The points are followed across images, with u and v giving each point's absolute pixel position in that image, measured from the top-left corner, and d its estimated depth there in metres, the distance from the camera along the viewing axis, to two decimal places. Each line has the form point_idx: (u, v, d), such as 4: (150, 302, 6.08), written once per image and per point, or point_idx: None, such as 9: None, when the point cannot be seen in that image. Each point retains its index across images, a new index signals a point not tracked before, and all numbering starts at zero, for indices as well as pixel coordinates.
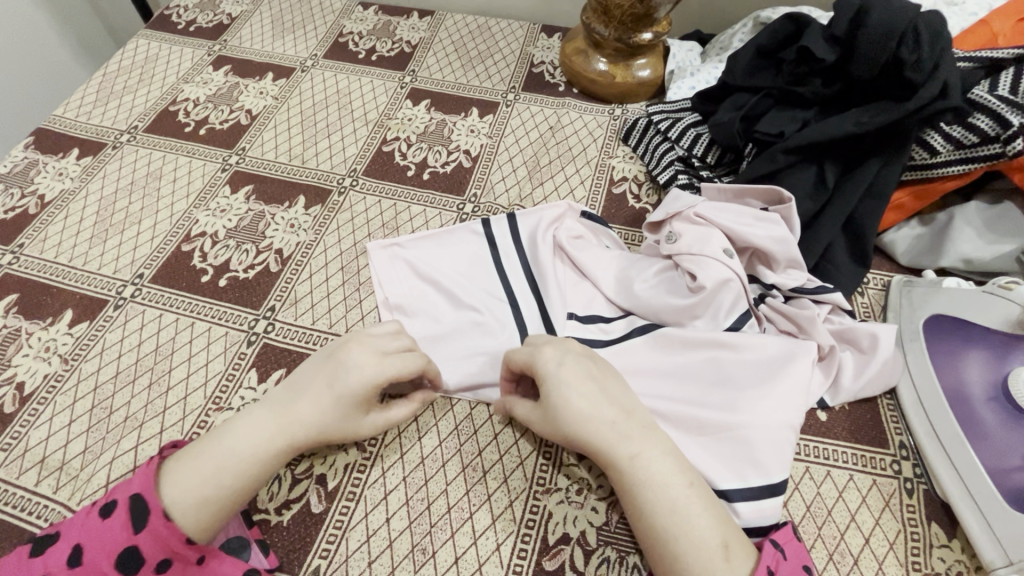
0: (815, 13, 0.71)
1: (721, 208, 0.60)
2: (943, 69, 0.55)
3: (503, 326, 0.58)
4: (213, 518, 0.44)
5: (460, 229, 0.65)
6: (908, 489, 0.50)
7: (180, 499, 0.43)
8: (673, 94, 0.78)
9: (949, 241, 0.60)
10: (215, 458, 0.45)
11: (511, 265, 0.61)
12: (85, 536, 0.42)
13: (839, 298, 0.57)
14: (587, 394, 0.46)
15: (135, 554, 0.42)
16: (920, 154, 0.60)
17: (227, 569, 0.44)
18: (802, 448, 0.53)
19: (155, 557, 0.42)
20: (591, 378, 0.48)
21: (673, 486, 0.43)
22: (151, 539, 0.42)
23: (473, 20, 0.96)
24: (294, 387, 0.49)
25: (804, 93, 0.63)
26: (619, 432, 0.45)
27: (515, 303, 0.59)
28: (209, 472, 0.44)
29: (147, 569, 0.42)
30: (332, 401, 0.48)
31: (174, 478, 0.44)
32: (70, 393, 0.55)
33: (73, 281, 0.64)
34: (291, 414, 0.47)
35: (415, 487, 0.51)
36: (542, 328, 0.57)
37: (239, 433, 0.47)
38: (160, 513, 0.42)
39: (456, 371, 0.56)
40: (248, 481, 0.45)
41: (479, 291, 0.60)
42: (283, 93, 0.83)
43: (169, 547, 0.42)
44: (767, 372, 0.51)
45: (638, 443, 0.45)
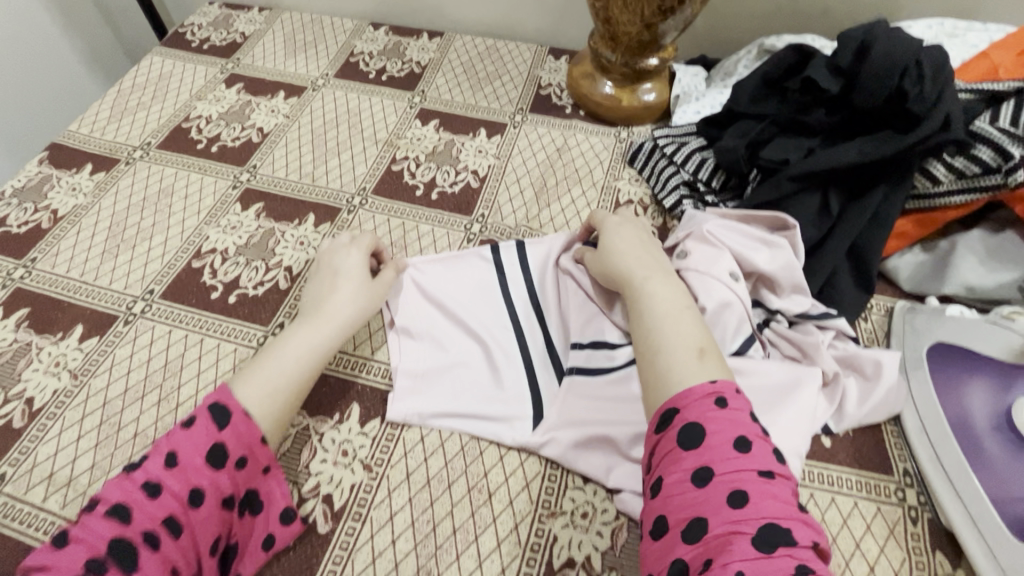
0: (819, 43, 0.73)
1: (731, 229, 0.60)
2: (945, 102, 0.56)
3: (509, 356, 0.59)
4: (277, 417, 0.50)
5: (469, 254, 0.66)
6: (912, 517, 0.51)
7: (250, 390, 0.50)
8: (678, 118, 0.79)
9: (951, 270, 0.61)
10: (280, 354, 0.53)
11: (518, 292, 0.63)
12: (171, 441, 0.46)
13: (843, 324, 0.57)
14: (630, 241, 0.59)
15: (220, 451, 0.46)
16: (923, 184, 0.61)
17: (278, 496, 0.49)
18: (806, 474, 0.53)
19: (235, 452, 0.47)
20: (635, 240, 0.59)
21: (674, 305, 0.52)
22: (234, 436, 0.47)
23: (482, 42, 0.97)
24: (315, 292, 0.59)
25: (809, 122, 0.63)
26: (643, 267, 0.55)
27: (521, 333, 0.60)
28: (274, 367, 0.52)
29: (230, 465, 0.46)
30: (348, 284, 0.59)
31: (245, 372, 0.52)
32: (79, 409, 0.56)
33: (84, 296, 0.64)
34: (324, 312, 0.56)
35: (420, 508, 0.51)
36: (548, 356, 0.59)
37: (283, 342, 0.54)
38: (241, 414, 0.48)
39: (462, 402, 0.56)
40: (309, 374, 0.53)
41: (487, 318, 0.61)
42: (294, 112, 0.85)
43: (249, 444, 0.47)
44: (777, 399, 0.51)
45: (654, 282, 0.54)
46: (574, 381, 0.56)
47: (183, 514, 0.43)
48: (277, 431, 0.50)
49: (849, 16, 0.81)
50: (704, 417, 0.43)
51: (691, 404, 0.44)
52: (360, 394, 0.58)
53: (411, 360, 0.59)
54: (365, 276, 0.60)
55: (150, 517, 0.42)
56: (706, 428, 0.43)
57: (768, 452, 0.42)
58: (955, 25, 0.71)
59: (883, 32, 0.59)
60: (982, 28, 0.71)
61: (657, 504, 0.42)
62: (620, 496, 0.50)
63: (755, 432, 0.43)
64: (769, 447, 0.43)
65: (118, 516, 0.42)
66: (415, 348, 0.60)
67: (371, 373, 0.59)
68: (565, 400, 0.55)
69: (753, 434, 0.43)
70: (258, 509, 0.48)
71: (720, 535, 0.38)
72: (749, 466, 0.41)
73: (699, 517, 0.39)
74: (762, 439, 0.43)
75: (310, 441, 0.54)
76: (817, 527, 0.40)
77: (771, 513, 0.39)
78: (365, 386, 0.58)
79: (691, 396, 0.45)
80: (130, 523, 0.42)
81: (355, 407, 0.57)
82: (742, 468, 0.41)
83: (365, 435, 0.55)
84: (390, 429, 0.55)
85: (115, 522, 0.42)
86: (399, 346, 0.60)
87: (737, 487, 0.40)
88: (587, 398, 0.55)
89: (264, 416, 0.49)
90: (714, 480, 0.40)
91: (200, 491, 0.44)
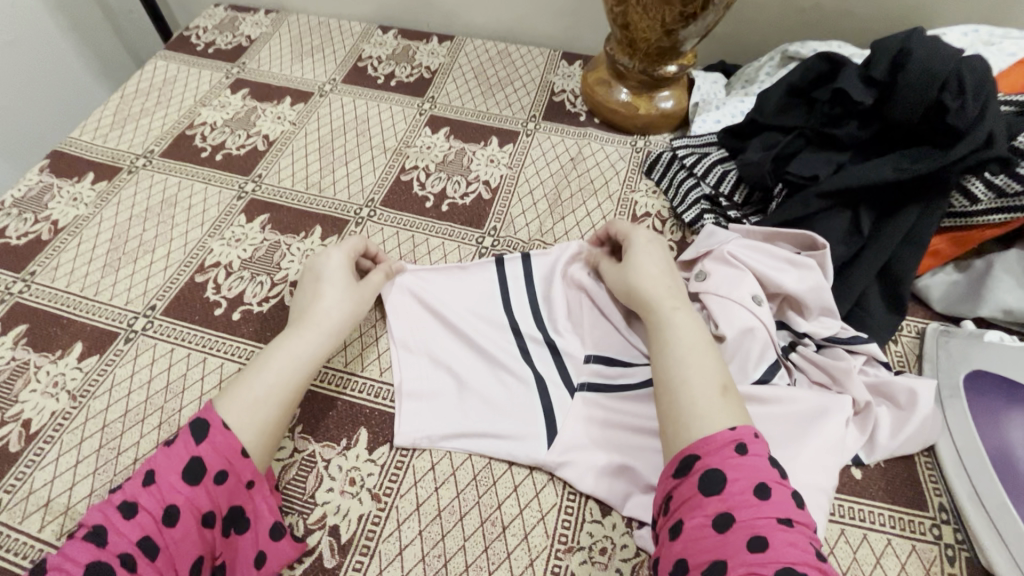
0: (846, 51, 0.70)
1: (754, 248, 0.57)
2: (988, 118, 0.53)
3: (513, 369, 0.56)
4: (263, 430, 0.48)
5: (470, 263, 0.64)
6: (949, 556, 0.48)
7: (233, 404, 0.48)
8: (697, 128, 0.76)
9: (988, 291, 0.58)
10: (266, 363, 0.51)
11: (520, 302, 0.61)
12: (151, 461, 0.44)
13: (875, 349, 0.54)
14: (659, 263, 0.56)
15: (198, 466, 0.44)
16: (960, 203, 0.58)
17: (266, 512, 0.47)
18: (836, 509, 0.50)
19: (214, 467, 0.45)
20: (661, 261, 0.57)
21: (696, 336, 0.49)
22: (211, 450, 0.45)
23: (494, 46, 0.95)
24: (303, 300, 0.57)
25: (840, 136, 0.60)
26: (667, 295, 0.53)
27: (524, 344, 0.58)
28: (263, 376, 0.50)
29: (208, 480, 0.44)
30: (333, 289, 0.57)
31: (230, 385, 0.50)
32: (77, 432, 0.54)
33: (84, 312, 0.62)
34: (315, 317, 0.55)
35: (431, 542, 0.48)
36: (556, 370, 0.56)
37: (273, 351, 0.52)
38: (219, 426, 0.46)
39: (465, 419, 0.54)
40: (297, 384, 0.51)
41: (489, 330, 0.59)
42: (301, 119, 0.83)
43: (229, 457, 0.45)
44: (801, 429, 0.48)
45: (680, 311, 0.52)
46: (586, 397, 0.54)
47: (159, 535, 0.41)
48: (265, 442, 0.48)
49: (877, 22, 0.78)
50: (725, 462, 0.40)
51: (713, 450, 0.41)
52: (368, 418, 0.55)
53: (410, 376, 0.57)
54: (350, 280, 0.59)
55: (127, 539, 0.41)
56: (726, 473, 0.40)
57: (788, 497, 0.39)
58: (991, 33, 0.68)
59: (922, 42, 0.56)
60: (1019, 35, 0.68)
61: (674, 548, 0.39)
62: (639, 530, 0.48)
63: (775, 476, 0.40)
64: (789, 492, 0.40)
65: (95, 538, 0.40)
66: (415, 363, 0.58)
67: (378, 397, 0.56)
68: (576, 418, 0.53)
69: (772, 477, 0.40)
70: (244, 526, 0.46)
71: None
72: (768, 511, 0.38)
73: (717, 561, 0.37)
74: (782, 484, 0.40)
75: (316, 468, 0.52)
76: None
77: (790, 559, 0.36)
78: (372, 409, 0.55)
79: (712, 443, 0.42)
80: (106, 545, 0.40)
81: (363, 432, 0.54)
82: (761, 513, 0.38)
83: (374, 463, 0.52)
84: (399, 455, 0.53)
85: (92, 545, 0.40)
86: (398, 361, 0.58)
87: (756, 532, 0.37)
88: (603, 417, 0.53)
89: (245, 429, 0.47)
90: (734, 525, 0.38)
91: (176, 508, 0.42)
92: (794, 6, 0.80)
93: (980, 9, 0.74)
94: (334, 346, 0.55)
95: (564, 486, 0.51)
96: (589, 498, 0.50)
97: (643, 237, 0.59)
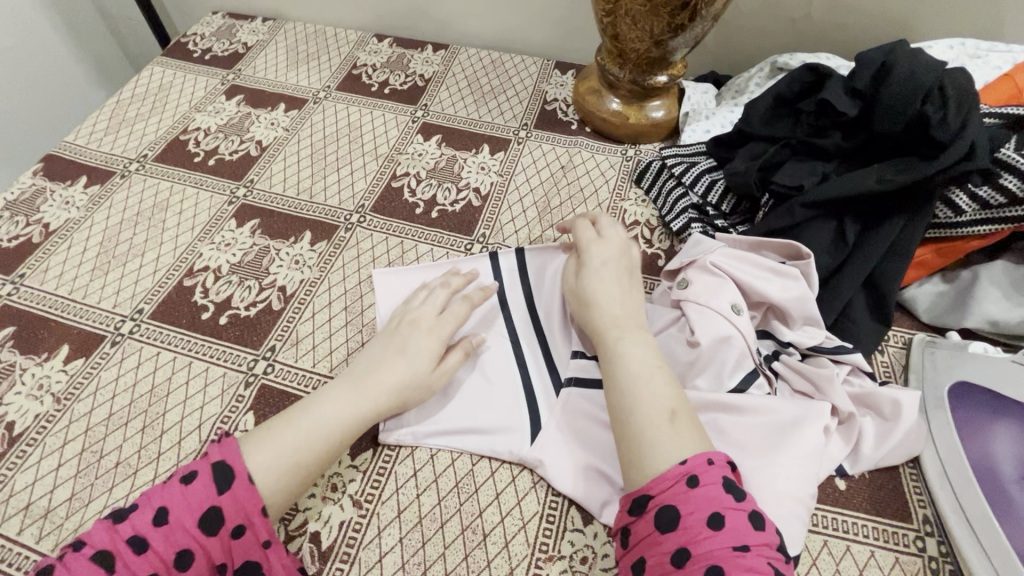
0: (833, 62, 0.71)
1: (738, 256, 0.57)
2: (970, 130, 0.53)
3: (501, 365, 0.56)
4: (285, 490, 0.46)
5: (465, 261, 0.64)
6: (933, 569, 0.46)
7: (263, 453, 0.46)
8: (687, 137, 0.76)
9: (974, 302, 0.58)
10: (309, 424, 0.48)
11: (515, 299, 0.61)
12: (166, 496, 0.43)
13: (859, 358, 0.54)
14: (615, 290, 0.55)
15: (215, 515, 0.43)
16: (944, 213, 0.58)
17: (281, 571, 0.44)
18: (818, 520, 0.49)
19: (232, 520, 0.43)
20: (617, 285, 0.56)
21: (646, 363, 0.49)
22: (233, 503, 0.43)
23: (488, 55, 0.96)
24: (378, 355, 0.54)
25: (824, 146, 0.61)
26: (617, 325, 0.53)
27: (516, 340, 0.58)
28: (300, 436, 0.47)
29: (223, 531, 0.43)
30: (410, 368, 0.52)
31: (265, 429, 0.48)
32: (60, 435, 0.54)
33: (71, 315, 0.62)
34: (372, 388, 0.51)
35: (411, 549, 0.47)
36: (543, 364, 0.57)
37: (319, 412, 0.49)
38: (244, 481, 0.44)
39: (451, 416, 0.54)
40: (332, 450, 0.48)
41: (477, 330, 0.59)
42: (295, 125, 0.83)
43: (248, 512, 0.44)
44: (773, 439, 0.48)
45: (634, 341, 0.51)
46: (571, 394, 0.53)
47: None
48: (282, 501, 0.46)
49: (865, 35, 0.79)
50: (677, 498, 0.41)
51: (666, 488, 0.41)
52: None
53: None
54: (431, 362, 0.53)
55: (135, 573, 0.40)
56: (680, 508, 0.40)
57: (744, 521, 0.39)
58: (977, 45, 0.69)
59: (904, 55, 0.56)
60: (1005, 49, 0.68)
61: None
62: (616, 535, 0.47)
63: (729, 502, 0.40)
64: (745, 515, 0.40)
65: (102, 564, 0.40)
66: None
67: None
68: (560, 416, 0.52)
69: (726, 505, 0.40)
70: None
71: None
72: (723, 541, 0.38)
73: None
74: (737, 508, 0.40)
75: None
76: None
77: None
78: None
79: (661, 484, 0.41)
80: (115, 575, 0.40)
81: None
82: (715, 544, 0.38)
83: (356, 469, 0.52)
84: (382, 460, 0.52)
85: (100, 573, 0.39)
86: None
87: (712, 563, 0.38)
88: (586, 415, 0.52)
89: (271, 489, 0.45)
90: (691, 559, 0.38)
91: (187, 552, 0.41)
92: (784, 18, 0.80)
93: (966, 23, 0.75)
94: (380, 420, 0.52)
95: (547, 495, 0.50)
96: (571, 507, 0.50)
97: (599, 257, 0.58)
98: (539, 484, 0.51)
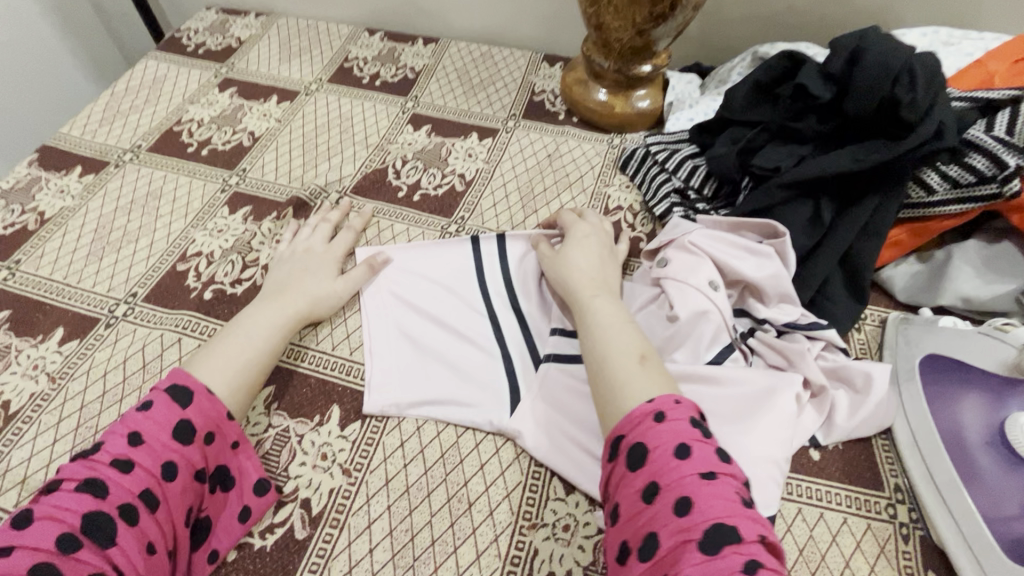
0: (812, 51, 0.73)
1: (716, 237, 0.59)
2: (937, 110, 0.56)
3: (482, 341, 0.58)
4: (240, 392, 0.51)
5: (448, 241, 0.66)
6: (903, 535, 0.48)
7: (209, 370, 0.51)
8: (671, 125, 0.78)
9: (947, 280, 0.60)
10: (239, 335, 0.54)
11: (493, 276, 0.63)
12: (129, 423, 0.45)
13: (833, 334, 0.55)
14: (589, 259, 0.58)
15: (188, 427, 0.46)
16: (917, 193, 0.60)
17: (250, 469, 0.49)
18: (793, 489, 0.50)
19: (203, 429, 0.47)
20: (593, 255, 0.59)
21: (616, 320, 0.52)
22: (199, 413, 0.47)
23: (477, 48, 0.97)
24: (281, 276, 0.61)
25: (800, 129, 0.63)
26: (591, 287, 0.55)
27: (496, 320, 0.59)
28: (237, 351, 0.53)
29: (198, 440, 0.46)
30: (316, 277, 0.61)
31: (201, 356, 0.52)
32: (56, 413, 0.55)
33: (67, 298, 0.64)
34: (285, 296, 0.58)
35: (399, 517, 0.49)
36: (524, 343, 0.58)
37: (242, 327, 0.55)
38: (204, 393, 0.48)
39: (433, 389, 0.55)
40: (264, 355, 0.54)
41: (458, 307, 0.61)
42: (286, 116, 0.85)
43: (216, 420, 0.48)
44: (752, 406, 0.49)
45: (607, 303, 0.53)
46: (549, 368, 0.55)
47: (159, 488, 0.43)
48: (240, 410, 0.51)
49: (843, 24, 0.81)
50: (646, 434, 0.42)
51: (635, 426, 0.43)
52: (341, 396, 0.55)
53: (381, 350, 0.58)
54: (332, 271, 0.62)
55: (127, 490, 0.42)
56: (649, 444, 0.42)
57: (711, 454, 0.41)
58: (949, 34, 0.71)
59: (875, 39, 0.58)
60: (977, 36, 0.70)
61: (619, 529, 0.41)
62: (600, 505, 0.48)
63: (697, 436, 0.42)
64: (712, 449, 0.41)
65: (92, 490, 0.41)
66: (386, 339, 0.59)
67: (349, 375, 0.57)
68: (539, 390, 0.54)
69: (693, 437, 0.41)
70: (229, 483, 0.48)
71: (674, 549, 0.37)
72: (690, 469, 0.40)
73: (652, 532, 0.38)
74: (705, 442, 0.41)
75: (290, 443, 0.52)
76: (766, 523, 0.39)
77: (719, 513, 0.37)
78: (344, 388, 0.56)
79: (631, 420, 0.43)
80: (105, 497, 0.41)
81: (334, 409, 0.55)
82: (684, 472, 0.39)
83: (345, 439, 0.53)
84: (370, 431, 0.53)
85: (89, 497, 0.41)
86: (371, 337, 0.59)
87: (683, 494, 0.39)
88: (565, 386, 0.54)
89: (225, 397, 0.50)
90: (662, 490, 0.39)
91: (172, 464, 0.44)
92: (766, 10, 0.82)
93: (941, 13, 0.77)
94: (301, 323, 0.58)
95: (529, 467, 0.52)
96: (553, 477, 0.51)
97: (582, 233, 0.62)
98: (521, 456, 0.52)
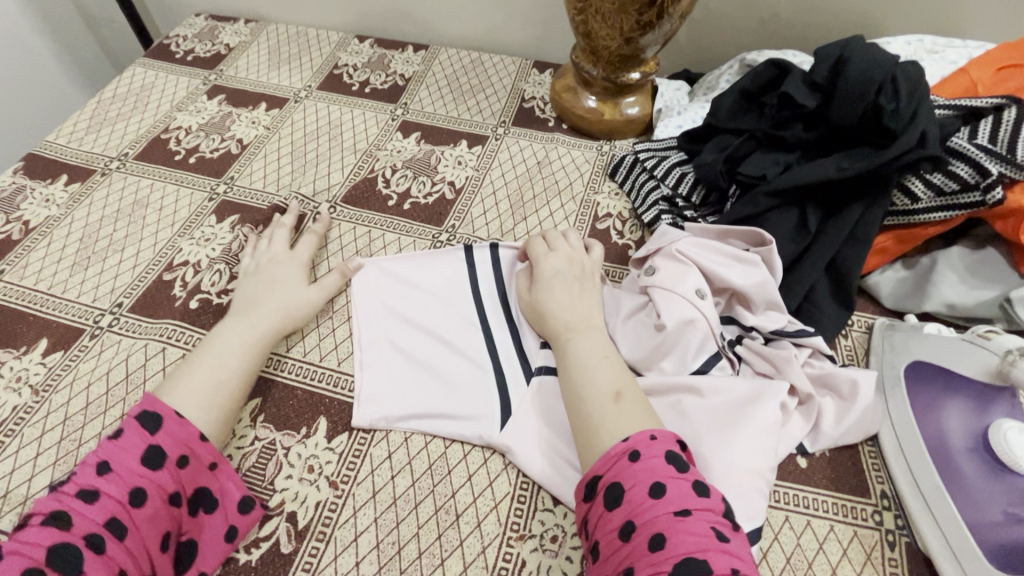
0: (798, 59, 0.74)
1: (703, 245, 0.59)
2: (920, 119, 0.56)
3: (474, 354, 0.58)
4: (218, 409, 0.50)
5: (436, 255, 0.65)
6: (890, 542, 0.48)
7: (181, 393, 0.50)
8: (659, 133, 0.78)
9: (933, 287, 0.60)
10: (213, 355, 0.53)
11: (484, 286, 0.63)
12: (98, 453, 0.45)
13: (819, 342, 0.55)
14: (568, 290, 0.57)
15: (157, 451, 0.46)
16: (901, 200, 0.60)
17: (231, 488, 0.48)
18: (780, 496, 0.50)
19: (174, 452, 0.46)
20: (572, 283, 0.58)
21: (592, 356, 0.51)
22: (168, 436, 0.47)
23: (467, 55, 0.97)
24: (248, 288, 0.60)
25: (786, 138, 0.63)
26: (567, 322, 0.55)
27: (488, 331, 0.59)
28: (212, 371, 0.52)
29: (169, 464, 0.46)
30: (286, 286, 0.61)
31: (173, 380, 0.51)
32: (39, 425, 0.54)
33: (51, 309, 0.63)
34: (257, 309, 0.58)
35: (385, 529, 0.48)
36: (516, 354, 0.57)
37: (216, 345, 0.54)
38: (172, 415, 0.48)
39: (423, 406, 0.55)
40: (241, 372, 0.53)
41: (450, 320, 0.60)
42: (275, 124, 0.84)
43: (187, 442, 0.47)
44: (733, 416, 0.49)
45: (585, 338, 0.53)
46: (544, 380, 0.55)
47: (127, 515, 0.43)
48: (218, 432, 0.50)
49: (830, 32, 0.81)
50: (621, 474, 0.42)
51: (611, 465, 0.43)
52: (328, 407, 0.55)
53: (371, 362, 0.58)
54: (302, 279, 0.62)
55: (94, 522, 0.42)
56: (625, 484, 0.42)
57: (686, 489, 0.41)
58: (934, 42, 0.72)
59: (858, 48, 0.59)
60: (961, 45, 0.72)
61: (600, 567, 0.41)
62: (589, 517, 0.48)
63: (671, 472, 0.42)
64: (688, 484, 0.41)
65: (57, 523, 0.41)
66: (376, 350, 0.59)
67: (338, 386, 0.57)
68: (533, 403, 0.54)
69: (668, 474, 0.42)
70: (211, 503, 0.47)
71: None
72: (663, 508, 0.40)
73: (627, 569, 0.39)
74: (680, 477, 0.41)
75: (276, 456, 0.52)
76: (743, 557, 0.38)
77: (690, 548, 0.38)
78: (332, 400, 0.56)
79: (607, 460, 0.44)
80: (70, 528, 0.41)
81: (321, 420, 0.54)
82: (657, 512, 0.40)
83: (332, 451, 0.52)
84: (357, 443, 0.53)
85: (55, 530, 0.41)
86: (362, 349, 0.59)
87: (655, 531, 0.39)
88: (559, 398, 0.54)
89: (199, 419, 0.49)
90: (637, 530, 0.40)
91: (141, 490, 0.44)
92: (754, 16, 0.83)
93: (927, 20, 0.77)
94: (275, 337, 0.57)
95: (518, 478, 0.51)
96: (541, 488, 0.51)
97: (550, 272, 0.59)
98: (510, 467, 0.52)
